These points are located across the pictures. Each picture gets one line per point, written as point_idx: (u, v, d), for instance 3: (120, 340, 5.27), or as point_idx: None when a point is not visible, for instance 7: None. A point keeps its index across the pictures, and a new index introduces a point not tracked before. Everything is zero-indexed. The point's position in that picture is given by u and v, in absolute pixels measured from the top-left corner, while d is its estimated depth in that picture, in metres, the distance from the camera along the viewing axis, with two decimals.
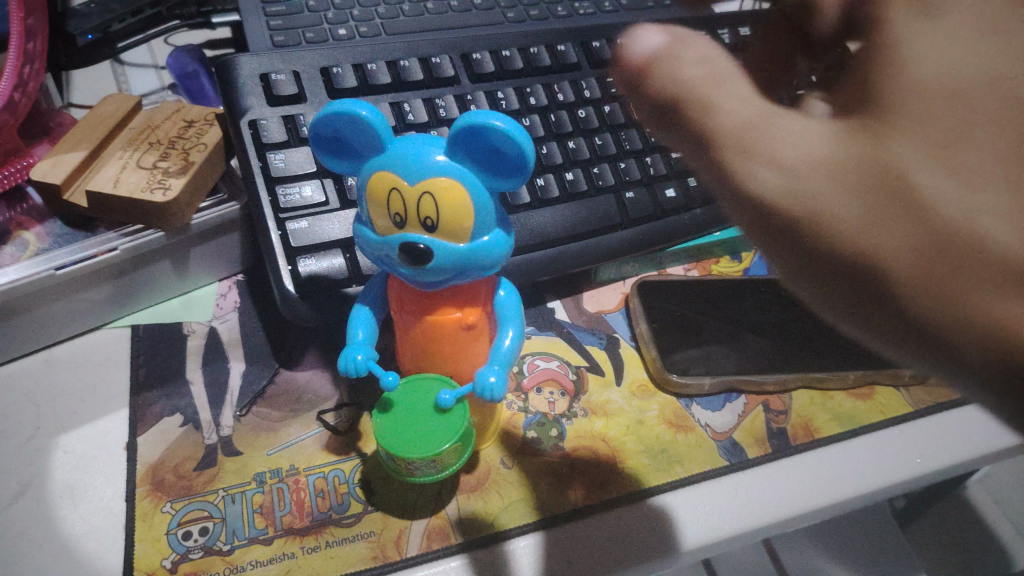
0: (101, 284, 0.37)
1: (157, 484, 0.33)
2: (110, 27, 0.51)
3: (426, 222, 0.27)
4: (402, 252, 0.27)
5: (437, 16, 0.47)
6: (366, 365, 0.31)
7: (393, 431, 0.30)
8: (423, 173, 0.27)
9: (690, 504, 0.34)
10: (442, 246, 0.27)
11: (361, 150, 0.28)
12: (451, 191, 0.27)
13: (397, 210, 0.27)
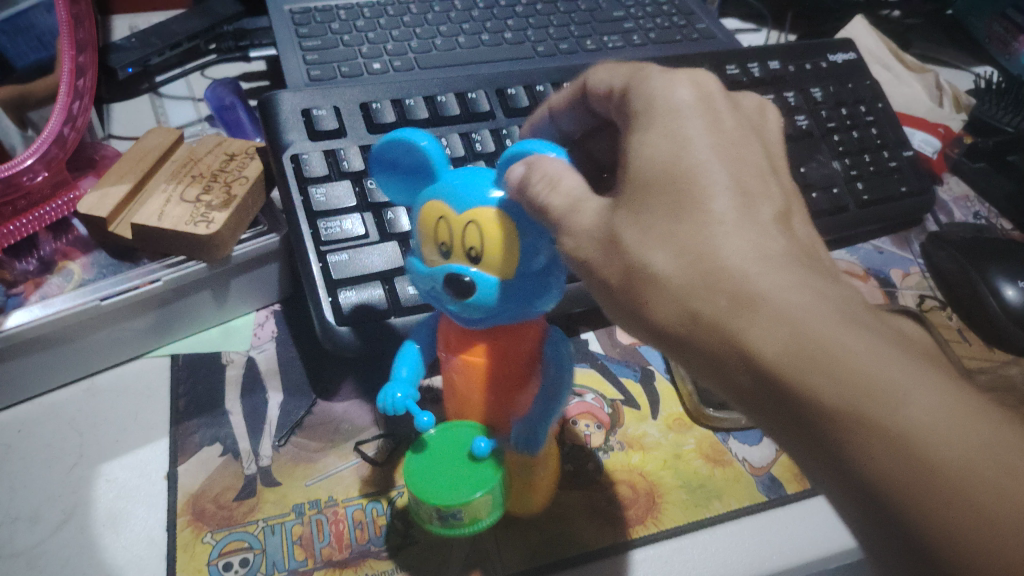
0: (143, 315, 0.37)
1: (198, 514, 0.33)
2: (149, 61, 0.52)
3: (470, 253, 0.27)
4: (446, 282, 0.27)
5: (469, 51, 0.48)
6: (403, 404, 0.31)
7: (426, 475, 0.29)
8: (472, 204, 0.27)
9: (679, 554, 0.33)
10: (486, 279, 0.27)
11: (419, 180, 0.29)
12: (496, 223, 0.27)
13: (444, 240, 0.27)
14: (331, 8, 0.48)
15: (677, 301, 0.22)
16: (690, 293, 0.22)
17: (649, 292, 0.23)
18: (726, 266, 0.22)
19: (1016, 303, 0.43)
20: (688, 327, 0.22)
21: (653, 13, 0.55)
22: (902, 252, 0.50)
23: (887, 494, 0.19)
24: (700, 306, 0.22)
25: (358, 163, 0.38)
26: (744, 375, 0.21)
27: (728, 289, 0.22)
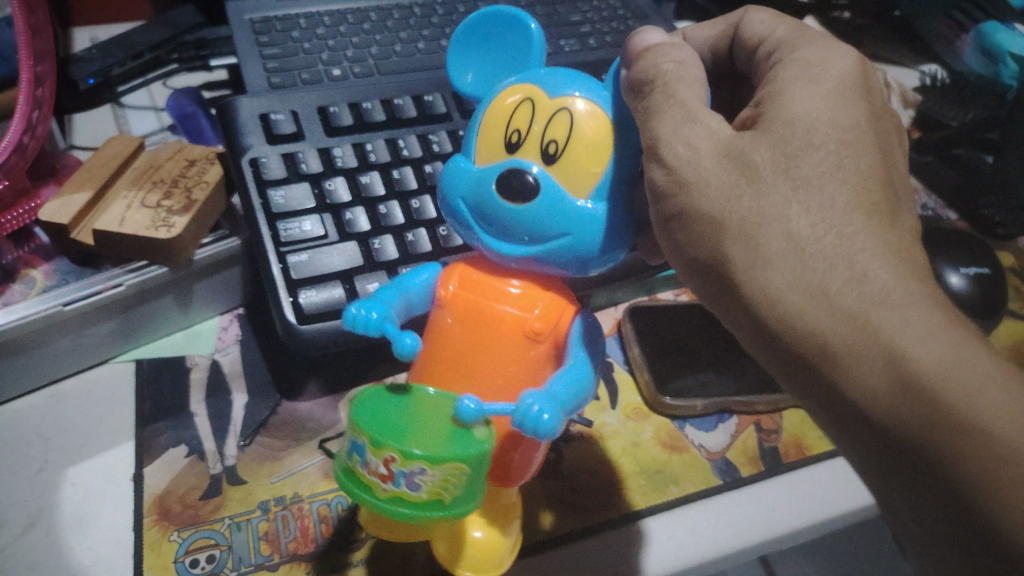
0: (107, 320, 0.38)
1: (164, 514, 0.34)
2: (111, 72, 0.53)
3: (546, 148, 0.29)
4: (512, 169, 0.29)
5: (427, 56, 0.49)
6: (379, 325, 0.30)
7: (383, 425, 0.25)
8: (563, 94, 0.29)
9: (674, 530, 0.35)
10: (548, 183, 0.28)
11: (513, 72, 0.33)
12: (581, 123, 0.29)
13: (521, 127, 0.29)
14: (290, 15, 0.49)
15: (817, 290, 0.25)
16: (823, 275, 0.25)
17: (791, 283, 0.25)
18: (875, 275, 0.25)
19: (960, 289, 0.44)
20: (826, 321, 0.25)
21: (607, 17, 0.56)
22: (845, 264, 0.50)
23: (982, 501, 0.22)
24: (842, 298, 0.25)
25: (317, 165, 0.39)
26: (873, 358, 0.24)
27: (868, 289, 0.25)
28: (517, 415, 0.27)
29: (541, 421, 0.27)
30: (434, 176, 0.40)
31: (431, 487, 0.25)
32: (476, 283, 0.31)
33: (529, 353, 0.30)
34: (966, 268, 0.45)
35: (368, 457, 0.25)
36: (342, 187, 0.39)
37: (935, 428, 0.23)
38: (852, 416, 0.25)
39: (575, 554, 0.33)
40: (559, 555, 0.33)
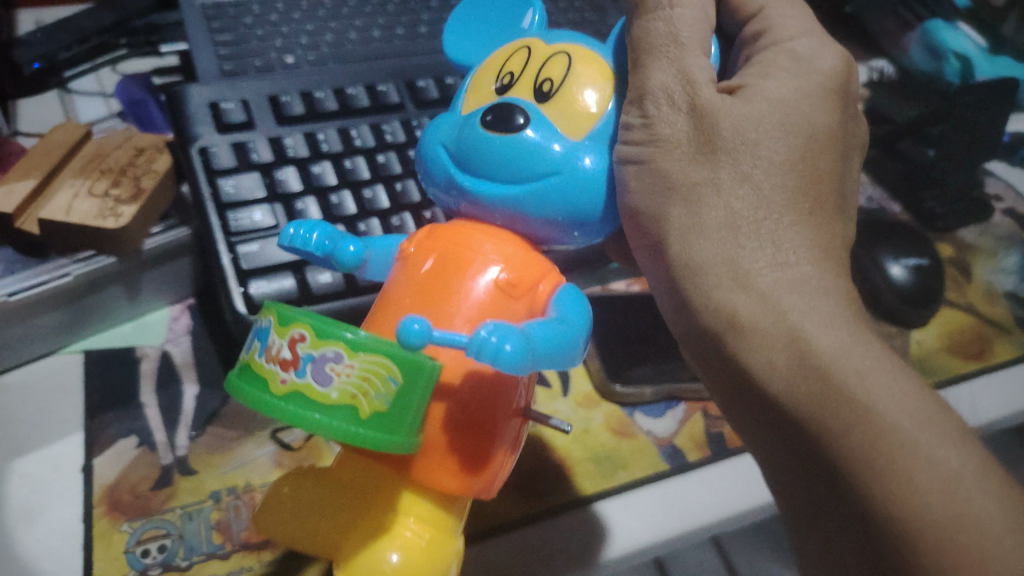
0: (53, 310, 0.37)
1: (114, 504, 0.34)
2: (57, 56, 0.52)
3: (541, 85, 0.29)
4: (504, 103, 0.28)
5: (384, 44, 0.47)
6: (320, 245, 0.29)
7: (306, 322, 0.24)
8: (559, 44, 0.30)
9: (625, 512, 0.35)
10: (542, 119, 0.28)
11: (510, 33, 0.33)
12: (577, 66, 0.29)
13: (514, 71, 0.29)
14: (243, 0, 0.48)
15: (730, 280, 0.26)
16: (742, 253, 0.26)
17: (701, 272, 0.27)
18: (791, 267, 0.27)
19: (900, 280, 0.45)
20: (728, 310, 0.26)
21: (563, 6, 0.55)
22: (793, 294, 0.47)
23: (858, 488, 0.24)
24: (751, 284, 0.26)
25: (267, 154, 0.39)
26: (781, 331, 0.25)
27: (783, 275, 0.26)
28: (471, 345, 0.23)
29: (504, 353, 0.23)
30: (387, 166, 0.40)
31: (343, 381, 0.23)
32: (447, 230, 0.29)
33: (505, 312, 0.27)
34: (906, 260, 0.46)
35: (274, 342, 0.24)
36: (293, 177, 0.39)
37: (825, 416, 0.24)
38: (753, 394, 0.26)
39: (534, 537, 0.34)
40: (512, 539, 0.34)
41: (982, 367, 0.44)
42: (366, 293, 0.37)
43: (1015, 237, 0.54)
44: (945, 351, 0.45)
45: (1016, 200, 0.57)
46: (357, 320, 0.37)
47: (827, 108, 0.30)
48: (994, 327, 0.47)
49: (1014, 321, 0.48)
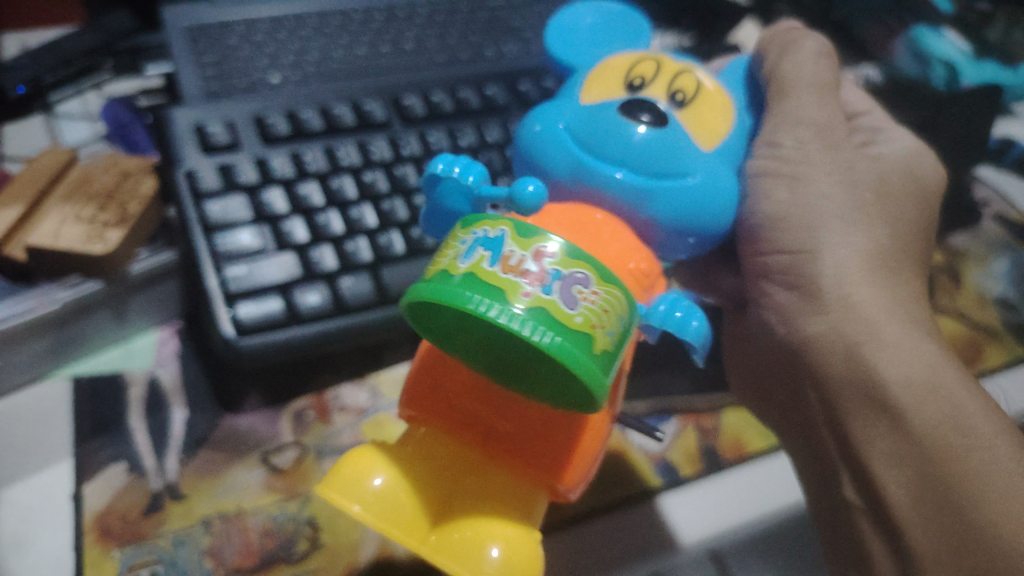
0: (41, 337, 0.37)
1: (105, 531, 0.33)
2: (41, 80, 0.51)
3: (674, 95, 0.29)
4: (643, 101, 0.29)
5: (369, 62, 0.47)
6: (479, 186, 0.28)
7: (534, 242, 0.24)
8: (681, 63, 0.31)
9: (685, 506, 0.37)
10: (676, 123, 0.28)
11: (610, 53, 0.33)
12: (704, 86, 0.30)
13: (643, 77, 0.30)
14: (226, 20, 0.47)
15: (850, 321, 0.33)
16: (891, 291, 0.34)
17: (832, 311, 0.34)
18: (900, 311, 0.34)
19: None
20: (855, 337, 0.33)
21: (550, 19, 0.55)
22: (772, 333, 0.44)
23: (955, 488, 0.31)
24: (871, 322, 0.33)
25: (253, 175, 0.39)
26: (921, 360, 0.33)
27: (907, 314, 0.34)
28: (653, 317, 0.27)
29: (684, 326, 0.27)
30: (374, 185, 0.40)
31: (588, 305, 0.23)
32: (572, 208, 0.28)
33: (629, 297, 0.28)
34: None
35: (512, 252, 0.23)
36: (280, 197, 0.38)
37: (926, 431, 0.32)
38: (860, 403, 0.33)
39: (573, 544, 0.35)
40: None
41: None
42: (355, 313, 0.37)
43: (1004, 242, 0.54)
44: None
45: (1003, 205, 0.57)
46: (346, 340, 0.37)
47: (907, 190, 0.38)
48: (982, 334, 0.47)
49: (1005, 328, 0.48)
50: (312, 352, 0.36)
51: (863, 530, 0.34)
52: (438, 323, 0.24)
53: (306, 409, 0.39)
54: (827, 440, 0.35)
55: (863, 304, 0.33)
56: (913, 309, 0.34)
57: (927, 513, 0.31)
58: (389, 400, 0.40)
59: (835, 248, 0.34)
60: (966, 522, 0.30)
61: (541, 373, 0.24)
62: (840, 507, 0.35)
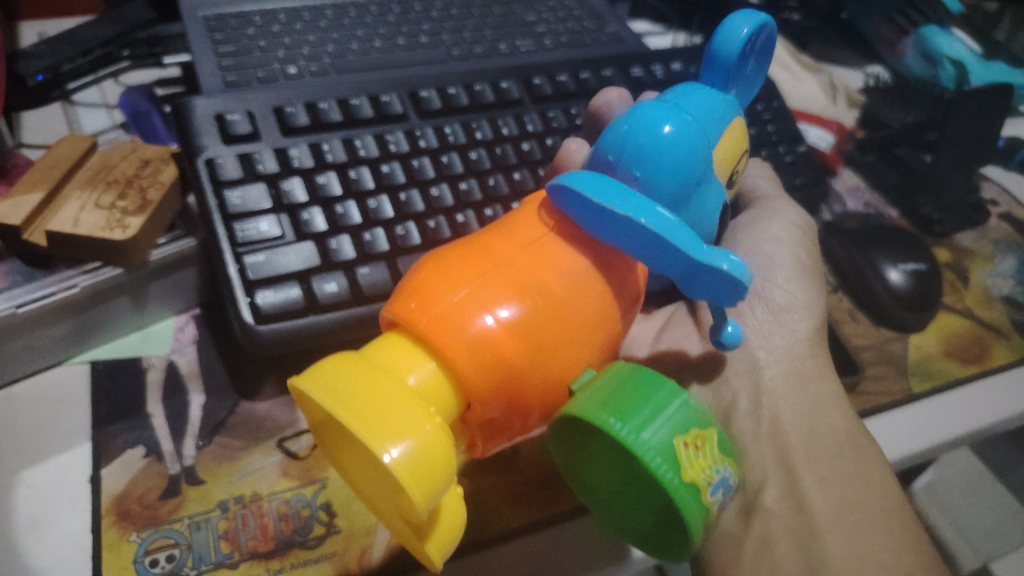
0: (60, 322, 0.38)
1: (123, 515, 0.34)
2: (60, 69, 0.52)
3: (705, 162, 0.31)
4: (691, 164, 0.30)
5: (385, 54, 0.47)
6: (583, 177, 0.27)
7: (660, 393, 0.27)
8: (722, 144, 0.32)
9: None
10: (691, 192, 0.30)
11: (705, 120, 0.31)
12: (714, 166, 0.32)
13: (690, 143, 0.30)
14: (244, 12, 0.48)
15: (800, 372, 0.39)
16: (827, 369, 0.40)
17: (800, 363, 0.39)
18: (814, 358, 0.40)
19: (899, 285, 0.46)
20: (818, 386, 0.38)
21: (562, 14, 0.55)
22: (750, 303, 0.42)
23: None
24: (827, 386, 0.38)
25: (273, 165, 0.39)
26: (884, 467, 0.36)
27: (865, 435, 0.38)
28: None
29: None
30: (392, 176, 0.41)
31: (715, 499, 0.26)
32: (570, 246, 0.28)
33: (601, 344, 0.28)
34: (904, 265, 0.47)
35: (704, 467, 0.26)
36: (299, 187, 0.39)
37: (865, 476, 0.35)
38: (823, 441, 0.36)
39: (587, 528, 0.35)
40: (546, 539, 0.34)
41: (975, 372, 0.44)
42: (371, 303, 0.37)
43: (1011, 241, 0.54)
44: (944, 355, 0.45)
45: (1011, 204, 0.57)
46: (362, 329, 0.37)
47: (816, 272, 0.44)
48: (989, 330, 0.48)
49: (1009, 326, 0.48)
50: (328, 340, 0.37)
51: (773, 528, 0.34)
52: (585, 432, 0.26)
53: None
54: (751, 444, 0.36)
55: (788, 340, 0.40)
56: (818, 356, 0.40)
57: (852, 541, 0.33)
58: None
59: (788, 303, 0.41)
60: (893, 563, 0.32)
61: (646, 502, 0.26)
62: (745, 506, 0.35)
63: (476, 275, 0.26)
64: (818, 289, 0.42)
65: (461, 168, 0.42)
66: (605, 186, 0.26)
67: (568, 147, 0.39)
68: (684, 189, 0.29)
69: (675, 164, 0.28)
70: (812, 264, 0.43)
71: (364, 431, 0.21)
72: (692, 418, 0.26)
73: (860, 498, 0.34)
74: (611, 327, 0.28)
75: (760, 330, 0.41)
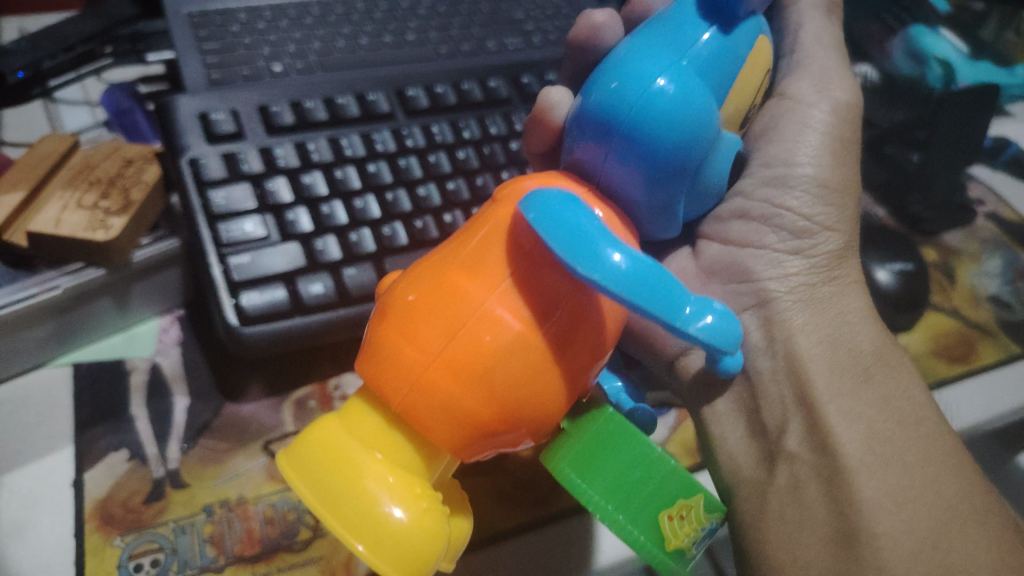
0: (42, 323, 0.37)
1: (106, 519, 0.34)
2: (40, 65, 0.51)
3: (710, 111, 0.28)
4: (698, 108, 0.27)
5: (371, 52, 0.47)
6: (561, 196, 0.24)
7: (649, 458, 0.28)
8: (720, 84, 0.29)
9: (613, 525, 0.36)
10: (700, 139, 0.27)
11: (711, 61, 0.28)
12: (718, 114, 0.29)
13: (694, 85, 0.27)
14: (229, 8, 0.47)
15: (816, 299, 0.36)
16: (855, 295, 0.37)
17: (817, 288, 0.37)
18: (833, 282, 0.37)
19: (887, 285, 0.46)
20: (837, 310, 0.36)
21: (551, 12, 0.54)
22: (773, 219, 0.38)
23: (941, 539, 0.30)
24: (850, 304, 0.37)
25: (257, 164, 0.39)
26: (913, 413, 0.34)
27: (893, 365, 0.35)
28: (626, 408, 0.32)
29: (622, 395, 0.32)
30: (378, 175, 0.40)
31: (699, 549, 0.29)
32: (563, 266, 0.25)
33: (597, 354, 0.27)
34: (891, 265, 0.47)
35: (686, 528, 0.28)
36: (284, 187, 0.39)
37: (895, 408, 0.34)
38: (843, 369, 0.34)
39: (577, 529, 0.35)
40: (536, 542, 0.34)
41: (963, 371, 0.45)
42: (357, 303, 0.37)
43: (998, 241, 0.54)
44: (931, 355, 0.46)
45: (997, 203, 0.57)
46: (348, 330, 0.37)
47: (849, 165, 0.39)
48: (976, 330, 0.48)
49: (997, 326, 0.48)
50: (313, 341, 0.37)
51: (802, 474, 0.32)
52: None
53: (308, 398, 0.39)
54: (769, 381, 0.35)
55: (805, 267, 0.37)
56: (844, 277, 0.37)
57: (886, 479, 0.31)
58: None
59: (815, 218, 0.38)
60: (934, 501, 0.31)
61: None
62: (737, 474, 0.34)
63: (442, 333, 0.24)
64: (846, 203, 0.38)
65: (448, 168, 0.42)
66: (566, 214, 0.24)
67: (548, 94, 0.35)
68: (688, 150, 0.27)
69: (671, 125, 0.26)
70: (844, 181, 0.38)
71: (343, 526, 0.24)
72: (678, 486, 0.28)
73: (893, 431, 0.33)
74: (599, 324, 0.26)
75: (772, 260, 0.38)
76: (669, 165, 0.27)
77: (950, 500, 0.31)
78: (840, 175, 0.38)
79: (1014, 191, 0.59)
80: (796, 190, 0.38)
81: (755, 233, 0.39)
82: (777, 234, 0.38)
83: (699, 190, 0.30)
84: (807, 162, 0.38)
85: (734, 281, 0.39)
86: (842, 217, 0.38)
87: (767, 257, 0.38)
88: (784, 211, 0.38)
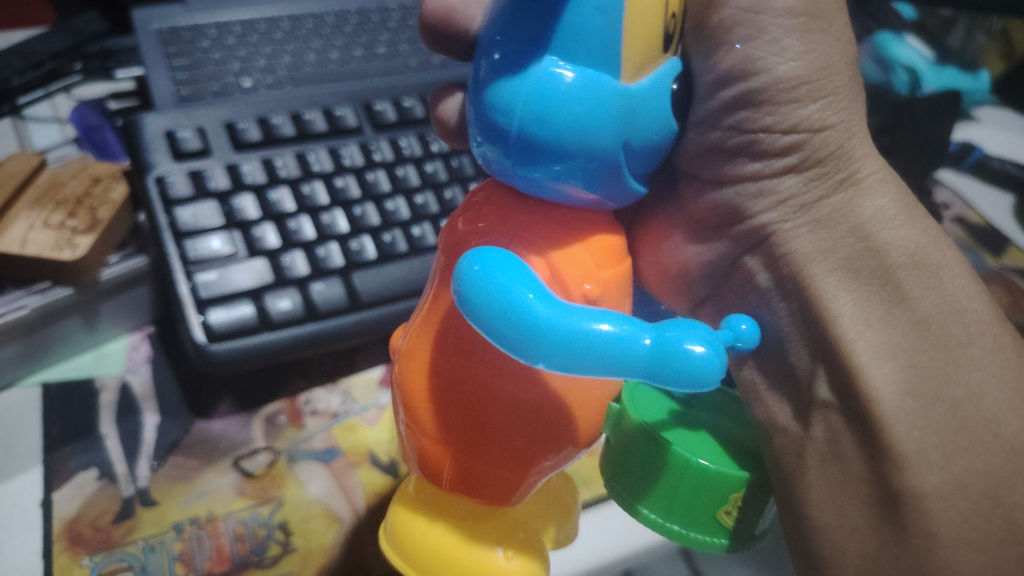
0: (9, 343, 0.37)
1: (75, 539, 0.33)
2: (9, 84, 0.50)
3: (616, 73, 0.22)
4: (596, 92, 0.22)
5: (342, 67, 0.47)
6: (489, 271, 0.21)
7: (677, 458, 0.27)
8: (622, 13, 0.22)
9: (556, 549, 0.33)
10: (614, 118, 0.22)
11: (586, 9, 0.21)
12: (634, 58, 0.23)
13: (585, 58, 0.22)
14: (198, 23, 0.47)
15: (830, 221, 0.28)
16: (875, 193, 0.28)
17: (819, 206, 0.29)
18: (853, 196, 0.28)
19: None
20: (849, 225, 0.28)
21: None
22: (752, 144, 0.28)
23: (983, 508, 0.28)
24: (877, 202, 0.28)
25: (224, 182, 0.39)
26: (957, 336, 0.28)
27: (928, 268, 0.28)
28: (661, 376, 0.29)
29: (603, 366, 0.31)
30: (346, 191, 0.41)
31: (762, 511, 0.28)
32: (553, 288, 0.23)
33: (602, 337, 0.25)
34: None
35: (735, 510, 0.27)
36: (251, 204, 0.39)
37: (936, 331, 0.27)
38: (876, 312, 0.28)
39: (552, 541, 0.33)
40: None
41: None
42: (326, 319, 0.38)
43: (962, 243, 0.55)
44: None
45: (963, 207, 0.58)
46: (318, 345, 0.38)
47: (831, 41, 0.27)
48: None
49: None
50: (281, 357, 0.37)
51: (847, 447, 0.28)
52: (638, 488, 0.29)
53: (278, 414, 0.39)
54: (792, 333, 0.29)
55: (803, 185, 0.28)
56: (872, 185, 0.28)
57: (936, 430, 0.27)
58: (361, 405, 0.40)
59: (806, 129, 0.28)
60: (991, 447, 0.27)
61: None
62: None
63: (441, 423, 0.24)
64: (844, 98, 0.28)
65: (416, 181, 0.42)
66: (496, 280, 0.21)
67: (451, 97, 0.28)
68: (597, 141, 0.22)
69: (568, 122, 0.22)
70: (828, 62, 0.27)
71: None
72: (710, 485, 0.27)
73: (937, 365, 0.27)
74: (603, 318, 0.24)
75: (772, 195, 0.29)
76: (581, 160, 0.22)
77: (1011, 442, 0.27)
78: (820, 60, 0.27)
79: (978, 194, 0.60)
80: (770, 106, 0.27)
81: (734, 163, 0.29)
82: (769, 159, 0.28)
83: (645, 150, 0.24)
84: (777, 63, 0.27)
85: (726, 224, 0.30)
86: (847, 119, 0.28)
87: (765, 184, 0.29)
88: (769, 135, 0.28)
